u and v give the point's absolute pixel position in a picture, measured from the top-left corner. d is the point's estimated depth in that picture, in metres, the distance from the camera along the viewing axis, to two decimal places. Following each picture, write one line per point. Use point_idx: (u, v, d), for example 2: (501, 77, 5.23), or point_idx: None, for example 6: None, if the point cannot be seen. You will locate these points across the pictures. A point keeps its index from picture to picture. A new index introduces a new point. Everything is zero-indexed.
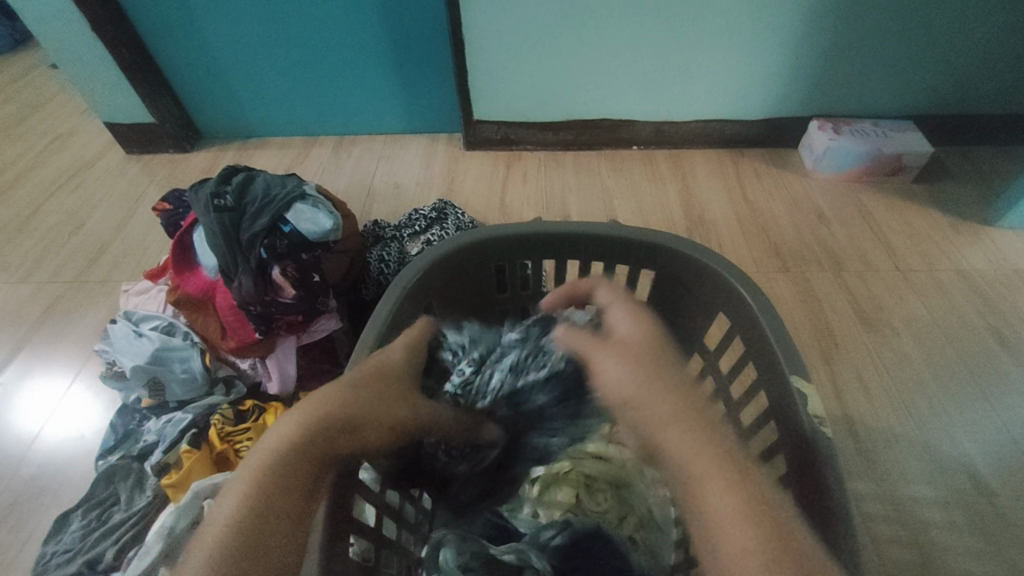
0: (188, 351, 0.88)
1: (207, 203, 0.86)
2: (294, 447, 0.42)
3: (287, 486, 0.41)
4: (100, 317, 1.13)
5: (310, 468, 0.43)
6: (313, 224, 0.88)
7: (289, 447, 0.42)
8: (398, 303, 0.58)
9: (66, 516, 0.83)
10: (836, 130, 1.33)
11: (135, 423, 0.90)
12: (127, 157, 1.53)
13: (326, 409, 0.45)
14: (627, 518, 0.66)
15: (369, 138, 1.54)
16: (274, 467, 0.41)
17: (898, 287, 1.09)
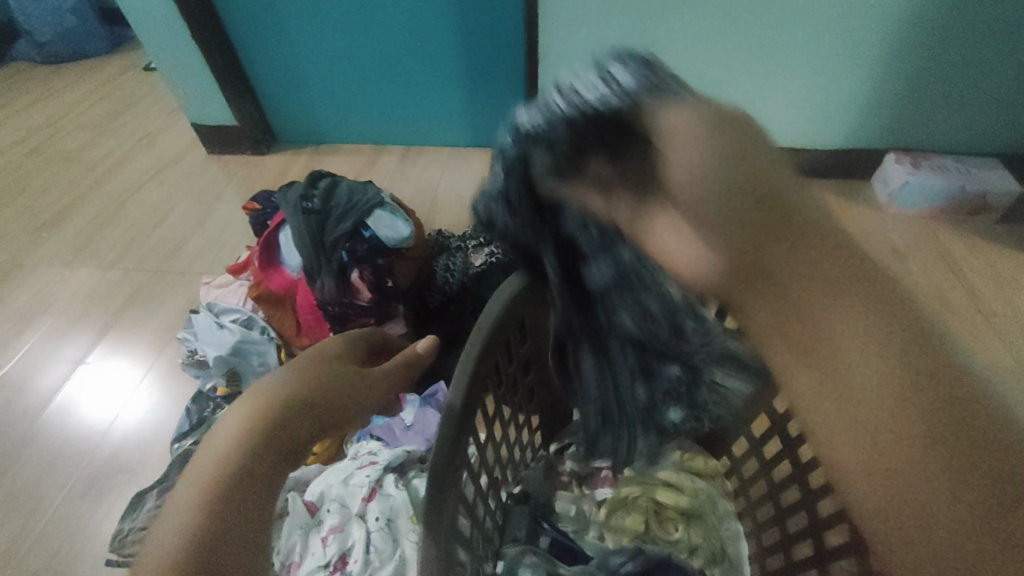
0: (264, 345, 0.91)
1: (296, 205, 0.90)
2: (237, 461, 0.32)
3: (239, 519, 0.31)
4: (180, 306, 1.19)
5: (264, 486, 0.32)
6: (391, 231, 0.92)
7: (227, 469, 0.31)
8: (495, 326, 0.51)
9: (142, 494, 0.87)
10: (914, 164, 1.30)
11: (209, 412, 0.94)
12: (208, 156, 1.62)
13: (282, 404, 0.35)
14: (697, 551, 0.66)
15: (434, 150, 1.58)
16: (210, 500, 0.30)
17: (980, 331, 1.04)
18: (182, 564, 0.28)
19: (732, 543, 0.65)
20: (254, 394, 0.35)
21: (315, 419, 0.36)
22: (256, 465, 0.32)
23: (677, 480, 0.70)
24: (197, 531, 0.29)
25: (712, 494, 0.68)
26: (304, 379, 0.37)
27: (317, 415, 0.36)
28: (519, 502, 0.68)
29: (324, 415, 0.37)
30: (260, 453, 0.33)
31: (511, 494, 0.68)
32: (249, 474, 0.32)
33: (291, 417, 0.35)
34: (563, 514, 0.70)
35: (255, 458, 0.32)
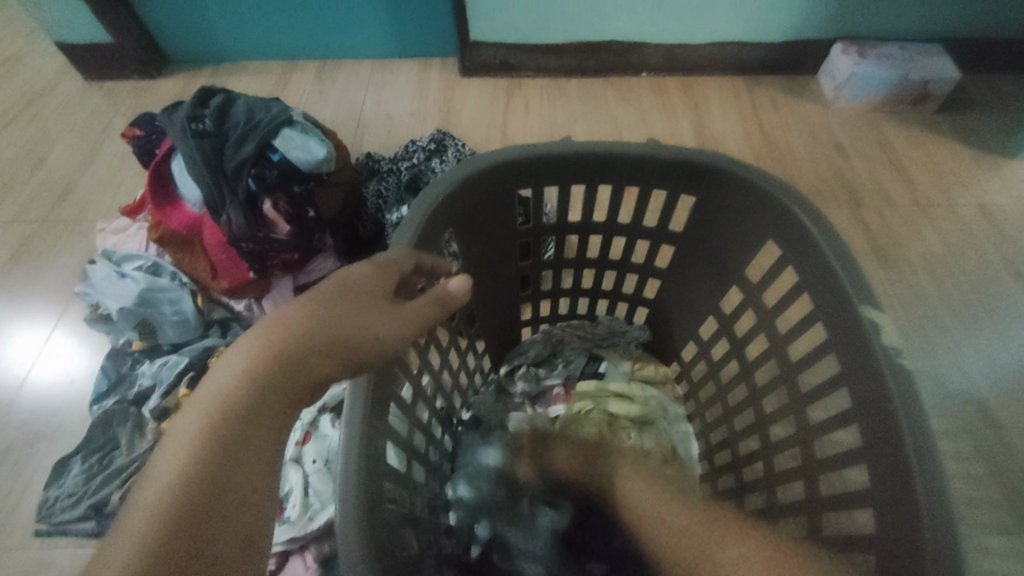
0: (177, 292, 0.82)
1: (185, 128, 0.77)
2: (240, 396, 0.31)
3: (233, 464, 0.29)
4: (77, 258, 1.05)
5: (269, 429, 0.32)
6: (304, 152, 0.80)
7: (226, 412, 0.31)
8: (415, 247, 0.47)
9: (65, 461, 0.80)
10: (860, 53, 1.26)
11: (128, 367, 0.85)
12: (87, 84, 1.38)
13: (287, 344, 0.34)
14: (650, 454, 0.65)
15: (355, 63, 1.40)
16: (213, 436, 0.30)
17: (916, 221, 1.06)
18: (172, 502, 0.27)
19: (682, 443, 0.66)
20: (258, 335, 0.34)
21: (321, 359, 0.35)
22: (256, 407, 0.31)
23: (627, 390, 0.69)
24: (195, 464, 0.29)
25: (662, 400, 0.68)
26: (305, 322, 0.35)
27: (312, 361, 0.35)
28: (469, 428, 0.66)
29: (340, 352, 0.36)
30: (260, 394, 0.32)
31: (460, 421, 0.67)
32: (248, 418, 0.31)
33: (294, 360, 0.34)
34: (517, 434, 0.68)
35: (254, 400, 0.32)
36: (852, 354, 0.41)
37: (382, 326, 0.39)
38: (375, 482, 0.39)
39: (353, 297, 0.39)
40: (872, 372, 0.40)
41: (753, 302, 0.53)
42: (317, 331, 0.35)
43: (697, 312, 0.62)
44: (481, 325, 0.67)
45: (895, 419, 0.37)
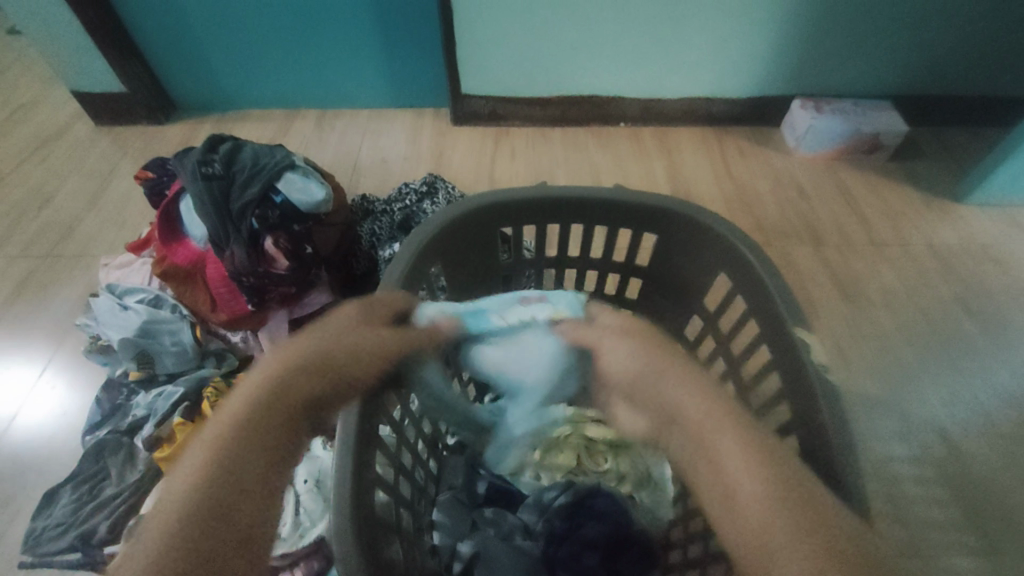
0: (177, 323, 0.86)
1: (194, 171, 0.83)
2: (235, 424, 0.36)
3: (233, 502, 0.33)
4: (78, 292, 1.09)
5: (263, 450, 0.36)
6: (304, 195, 0.87)
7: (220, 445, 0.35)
8: (404, 280, 0.53)
9: (54, 491, 0.81)
10: (817, 108, 1.38)
11: (122, 398, 0.88)
12: (97, 128, 1.45)
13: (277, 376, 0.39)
14: (625, 478, 0.70)
15: (353, 112, 1.50)
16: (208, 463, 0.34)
17: (874, 260, 1.14)
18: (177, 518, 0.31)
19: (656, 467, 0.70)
20: (249, 379, 0.39)
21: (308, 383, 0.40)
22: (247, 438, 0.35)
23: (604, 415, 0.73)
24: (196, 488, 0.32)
25: None
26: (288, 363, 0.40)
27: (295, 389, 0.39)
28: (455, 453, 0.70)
29: (331, 379, 0.41)
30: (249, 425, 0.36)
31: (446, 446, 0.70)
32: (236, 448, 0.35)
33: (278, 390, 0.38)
34: None
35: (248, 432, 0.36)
36: (791, 371, 0.46)
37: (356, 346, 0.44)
38: (365, 495, 0.43)
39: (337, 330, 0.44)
40: (808, 387, 0.45)
41: (711, 329, 0.58)
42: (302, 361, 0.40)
43: None
44: None
45: (826, 427, 0.42)
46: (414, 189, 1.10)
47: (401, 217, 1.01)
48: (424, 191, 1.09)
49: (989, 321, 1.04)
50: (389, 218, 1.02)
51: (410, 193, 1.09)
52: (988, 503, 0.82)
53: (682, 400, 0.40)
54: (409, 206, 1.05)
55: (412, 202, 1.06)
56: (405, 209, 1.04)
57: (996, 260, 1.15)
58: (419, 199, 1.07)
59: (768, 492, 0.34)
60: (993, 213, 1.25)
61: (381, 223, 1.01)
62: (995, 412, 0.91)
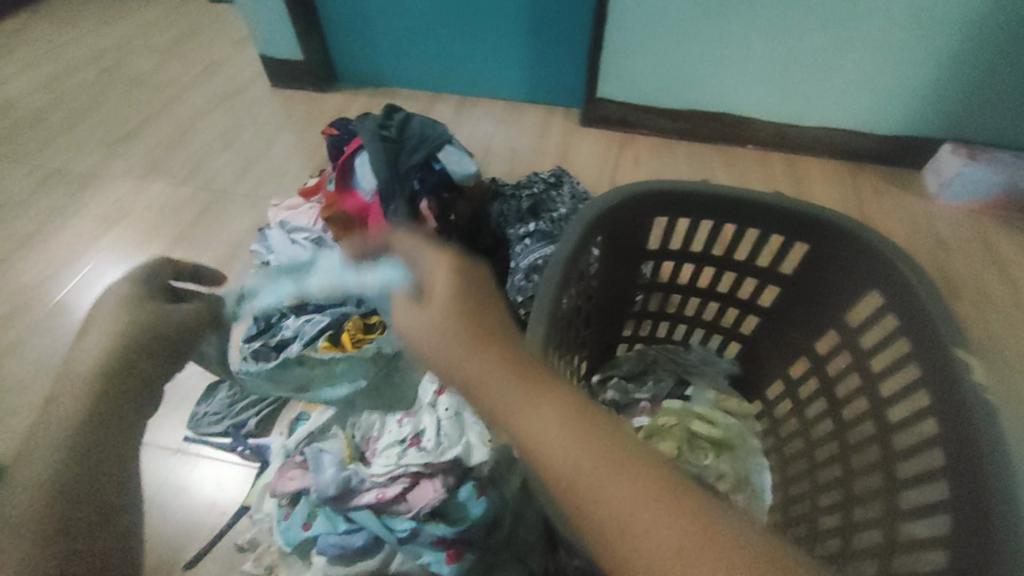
0: (334, 263, 0.99)
1: (374, 133, 0.95)
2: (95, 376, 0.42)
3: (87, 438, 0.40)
4: (246, 225, 1.27)
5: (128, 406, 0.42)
6: (459, 166, 0.97)
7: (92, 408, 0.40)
8: (574, 247, 0.58)
9: (216, 385, 0.96)
10: (970, 154, 1.30)
11: (274, 319, 1.03)
12: (272, 90, 1.67)
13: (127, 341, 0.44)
14: (725, 477, 0.71)
15: (489, 102, 1.61)
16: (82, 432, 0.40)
17: (1016, 324, 1.06)
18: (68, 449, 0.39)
19: (755, 473, 0.72)
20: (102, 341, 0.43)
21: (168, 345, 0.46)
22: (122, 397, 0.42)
23: (710, 413, 0.76)
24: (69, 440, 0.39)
25: (743, 430, 0.74)
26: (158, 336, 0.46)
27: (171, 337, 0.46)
28: None
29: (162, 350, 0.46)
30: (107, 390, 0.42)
31: None
32: (101, 397, 0.40)
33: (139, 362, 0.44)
34: None
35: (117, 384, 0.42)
36: (942, 389, 0.47)
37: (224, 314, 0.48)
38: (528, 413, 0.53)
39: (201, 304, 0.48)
40: (961, 401, 0.45)
41: (850, 343, 0.60)
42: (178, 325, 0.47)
43: (791, 352, 0.69)
44: (593, 331, 0.75)
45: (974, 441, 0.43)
46: (539, 179, 1.18)
47: (529, 203, 1.10)
48: (550, 183, 1.17)
49: None
50: (518, 202, 1.11)
51: (536, 183, 1.18)
52: None
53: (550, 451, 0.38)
54: (536, 193, 1.14)
55: (538, 190, 1.14)
56: (533, 196, 1.13)
57: None
58: (544, 188, 1.15)
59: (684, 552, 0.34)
60: None
61: (511, 206, 1.10)
62: None
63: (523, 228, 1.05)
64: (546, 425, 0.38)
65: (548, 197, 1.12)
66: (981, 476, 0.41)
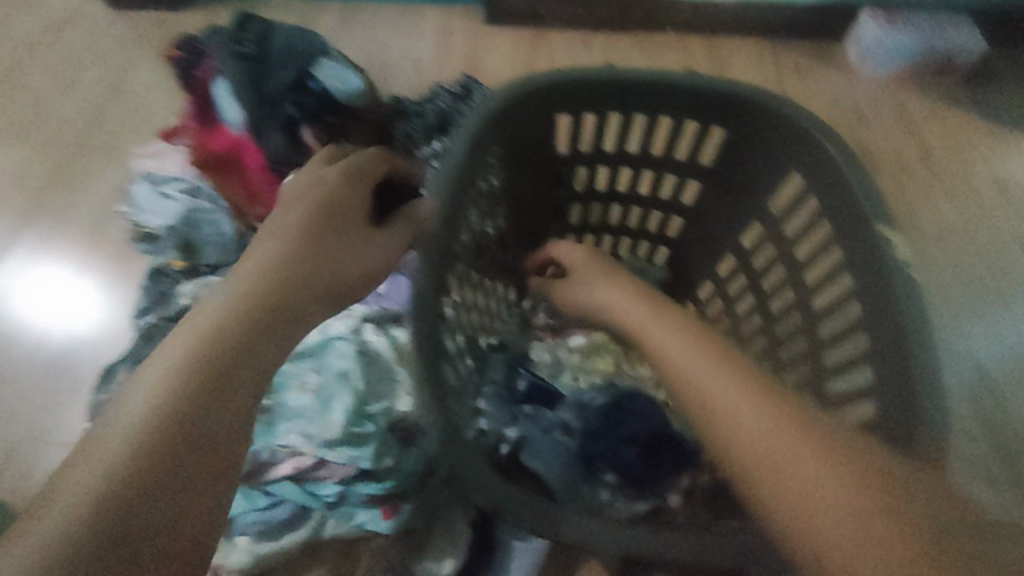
0: (216, 214, 0.85)
1: (229, 50, 0.79)
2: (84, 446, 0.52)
3: None
4: (109, 185, 1.07)
5: (227, 398, 0.34)
6: (341, 82, 0.83)
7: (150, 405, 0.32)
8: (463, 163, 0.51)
9: (111, 371, 0.83)
10: (889, 20, 1.28)
11: (167, 288, 0.86)
12: (110, 14, 1.37)
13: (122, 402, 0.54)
14: (661, 384, 0.72)
15: (380, 6, 1.40)
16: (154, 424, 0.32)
17: (930, 191, 1.09)
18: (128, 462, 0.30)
19: None
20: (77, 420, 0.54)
21: (288, 303, 0.39)
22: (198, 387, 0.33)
23: None
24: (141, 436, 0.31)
25: None
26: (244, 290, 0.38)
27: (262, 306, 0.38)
28: (497, 350, 0.71)
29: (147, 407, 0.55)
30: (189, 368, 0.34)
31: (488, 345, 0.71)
32: None
33: (226, 329, 0.36)
34: (540, 360, 0.75)
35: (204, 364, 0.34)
36: (863, 270, 0.46)
37: (360, 254, 0.46)
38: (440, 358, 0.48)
39: (315, 233, 0.43)
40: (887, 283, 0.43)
41: (773, 232, 0.58)
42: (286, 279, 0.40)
43: (717, 248, 0.66)
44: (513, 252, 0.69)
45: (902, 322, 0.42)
46: (446, 92, 1.05)
47: (436, 121, 0.98)
48: (457, 95, 1.04)
49: None
50: (423, 121, 0.98)
51: (442, 95, 1.04)
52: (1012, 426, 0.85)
53: (735, 399, 0.43)
54: (443, 109, 1.01)
55: (446, 105, 1.01)
56: (440, 112, 1.00)
57: None
58: (453, 101, 1.03)
59: (854, 495, 0.35)
60: None
61: (416, 125, 0.97)
62: None
63: (432, 150, 0.94)
64: (726, 388, 0.45)
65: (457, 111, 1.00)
66: (905, 354, 0.41)
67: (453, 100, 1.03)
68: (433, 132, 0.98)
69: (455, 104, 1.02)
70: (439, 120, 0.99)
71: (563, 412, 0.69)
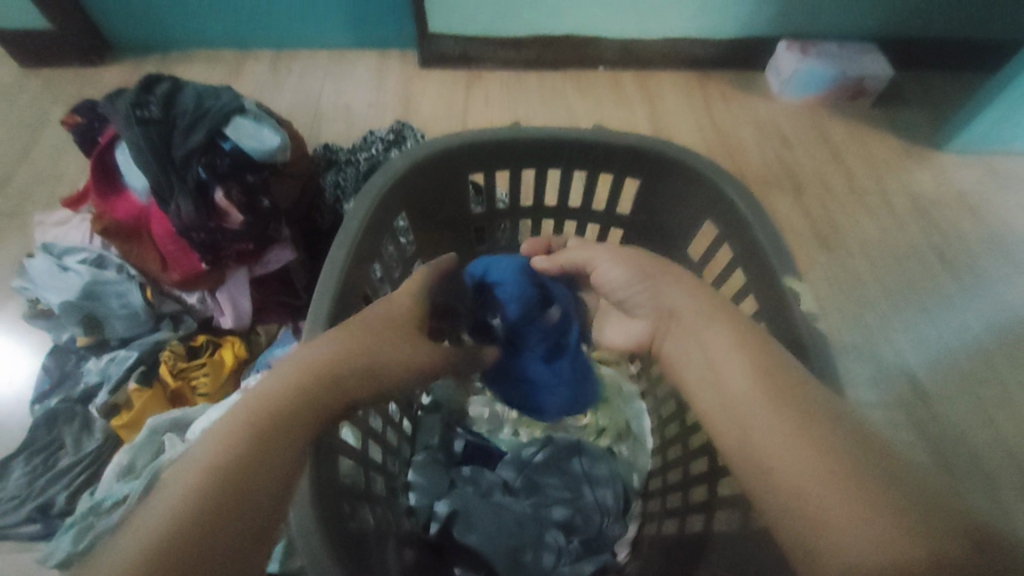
0: (124, 285, 0.79)
1: (129, 115, 0.75)
2: None
3: None
4: (14, 254, 0.99)
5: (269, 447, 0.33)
6: (256, 141, 0.79)
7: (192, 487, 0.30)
8: (364, 232, 0.49)
9: (5, 464, 0.75)
10: (803, 51, 1.32)
11: (72, 365, 0.81)
12: (21, 72, 1.31)
13: None
14: (605, 431, 0.69)
15: (312, 54, 1.38)
16: (197, 510, 0.29)
17: (854, 210, 1.13)
18: (153, 552, 0.27)
19: (635, 419, 0.69)
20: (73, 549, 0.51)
21: (344, 381, 0.39)
22: (244, 472, 0.31)
23: None
24: (178, 526, 0.28)
25: (615, 378, 0.72)
26: (303, 374, 0.37)
27: (324, 389, 0.37)
28: (430, 413, 0.67)
29: None
30: (245, 437, 0.33)
31: (421, 407, 0.68)
32: None
33: (286, 406, 0.35)
34: (478, 417, 0.70)
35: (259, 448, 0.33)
36: (773, 321, 0.46)
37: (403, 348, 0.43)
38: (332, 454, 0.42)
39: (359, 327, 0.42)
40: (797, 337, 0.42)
41: (694, 277, 0.57)
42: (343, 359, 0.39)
43: None
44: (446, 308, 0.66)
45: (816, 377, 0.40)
46: (382, 137, 1.01)
47: (368, 168, 0.94)
48: (390, 140, 1.01)
49: (960, 268, 1.05)
50: (354, 168, 0.95)
51: (376, 140, 1.01)
52: (954, 439, 0.85)
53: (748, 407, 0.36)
54: (377, 154, 0.98)
55: (379, 151, 0.98)
56: (373, 157, 0.96)
57: (973, 208, 1.15)
58: (386, 146, 1.00)
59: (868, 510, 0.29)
60: (972, 161, 1.24)
61: (346, 174, 0.94)
62: (964, 358, 0.94)
63: None
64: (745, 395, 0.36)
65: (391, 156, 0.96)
66: None
67: (388, 146, 0.99)
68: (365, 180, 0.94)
69: (389, 149, 0.99)
70: (372, 166, 0.95)
71: (503, 471, 0.64)
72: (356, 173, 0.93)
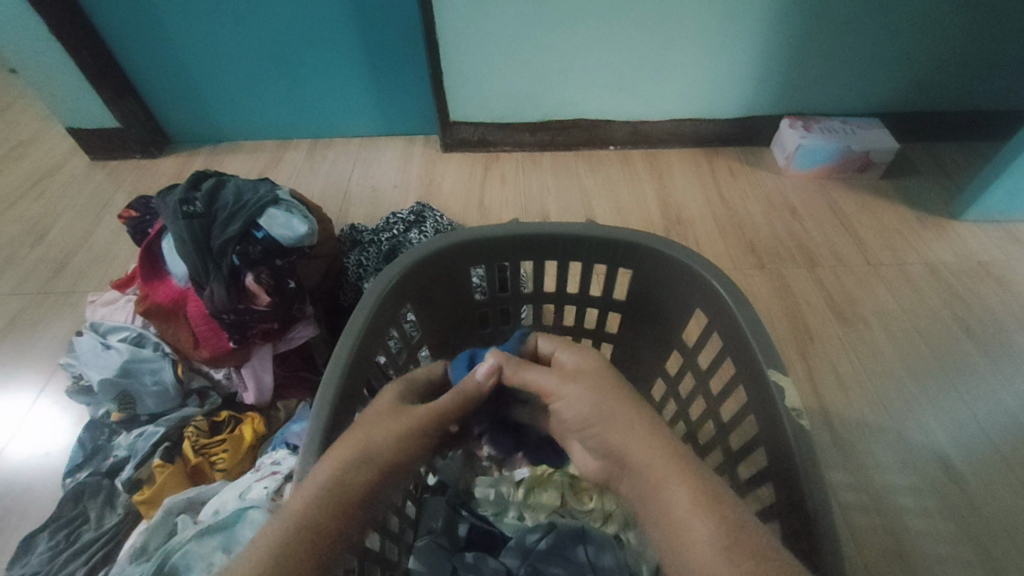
0: (158, 362, 0.85)
1: (176, 210, 0.84)
2: None
3: None
4: (65, 329, 1.08)
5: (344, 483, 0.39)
6: (287, 230, 0.86)
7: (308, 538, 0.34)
8: (371, 321, 0.53)
9: (31, 538, 0.77)
10: (806, 127, 1.36)
11: (104, 439, 0.86)
12: (91, 163, 1.47)
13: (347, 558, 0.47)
14: (611, 517, 0.67)
15: (345, 142, 1.52)
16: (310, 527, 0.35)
17: (869, 281, 1.12)
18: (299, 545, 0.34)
19: None
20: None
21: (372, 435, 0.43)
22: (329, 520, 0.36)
23: None
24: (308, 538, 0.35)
25: None
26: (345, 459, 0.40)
27: (363, 497, 0.38)
28: (435, 494, 0.68)
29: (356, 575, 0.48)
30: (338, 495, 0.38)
31: (426, 487, 0.69)
32: None
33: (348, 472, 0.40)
34: (483, 499, 0.69)
35: (334, 522, 0.36)
36: (765, 415, 0.48)
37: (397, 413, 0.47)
38: None
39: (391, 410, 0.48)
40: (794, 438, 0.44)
41: (691, 365, 0.60)
42: (389, 451, 0.41)
43: (650, 372, 0.67)
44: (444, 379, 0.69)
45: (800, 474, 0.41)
46: (403, 218, 1.08)
47: (388, 247, 1.00)
48: (411, 220, 1.08)
49: (988, 342, 1.02)
50: (377, 248, 1.01)
51: (397, 220, 1.08)
52: (998, 534, 0.79)
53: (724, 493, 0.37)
54: (398, 234, 1.04)
55: (400, 232, 1.05)
56: (393, 237, 1.02)
57: (997, 279, 1.13)
58: (406, 227, 1.06)
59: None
60: (990, 230, 1.23)
61: (368, 253, 1.00)
62: (1003, 441, 0.88)
63: None
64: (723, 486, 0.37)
65: (412, 236, 1.02)
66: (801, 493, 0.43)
67: (408, 227, 1.06)
68: (384, 259, 1.00)
69: (409, 230, 1.06)
70: (392, 244, 1.01)
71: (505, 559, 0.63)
72: (377, 253, 0.99)
